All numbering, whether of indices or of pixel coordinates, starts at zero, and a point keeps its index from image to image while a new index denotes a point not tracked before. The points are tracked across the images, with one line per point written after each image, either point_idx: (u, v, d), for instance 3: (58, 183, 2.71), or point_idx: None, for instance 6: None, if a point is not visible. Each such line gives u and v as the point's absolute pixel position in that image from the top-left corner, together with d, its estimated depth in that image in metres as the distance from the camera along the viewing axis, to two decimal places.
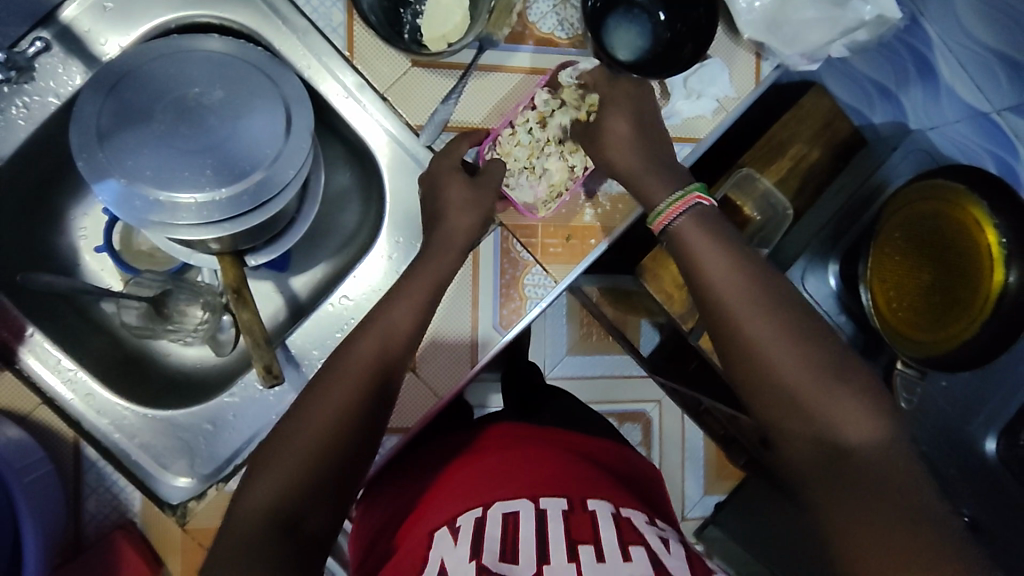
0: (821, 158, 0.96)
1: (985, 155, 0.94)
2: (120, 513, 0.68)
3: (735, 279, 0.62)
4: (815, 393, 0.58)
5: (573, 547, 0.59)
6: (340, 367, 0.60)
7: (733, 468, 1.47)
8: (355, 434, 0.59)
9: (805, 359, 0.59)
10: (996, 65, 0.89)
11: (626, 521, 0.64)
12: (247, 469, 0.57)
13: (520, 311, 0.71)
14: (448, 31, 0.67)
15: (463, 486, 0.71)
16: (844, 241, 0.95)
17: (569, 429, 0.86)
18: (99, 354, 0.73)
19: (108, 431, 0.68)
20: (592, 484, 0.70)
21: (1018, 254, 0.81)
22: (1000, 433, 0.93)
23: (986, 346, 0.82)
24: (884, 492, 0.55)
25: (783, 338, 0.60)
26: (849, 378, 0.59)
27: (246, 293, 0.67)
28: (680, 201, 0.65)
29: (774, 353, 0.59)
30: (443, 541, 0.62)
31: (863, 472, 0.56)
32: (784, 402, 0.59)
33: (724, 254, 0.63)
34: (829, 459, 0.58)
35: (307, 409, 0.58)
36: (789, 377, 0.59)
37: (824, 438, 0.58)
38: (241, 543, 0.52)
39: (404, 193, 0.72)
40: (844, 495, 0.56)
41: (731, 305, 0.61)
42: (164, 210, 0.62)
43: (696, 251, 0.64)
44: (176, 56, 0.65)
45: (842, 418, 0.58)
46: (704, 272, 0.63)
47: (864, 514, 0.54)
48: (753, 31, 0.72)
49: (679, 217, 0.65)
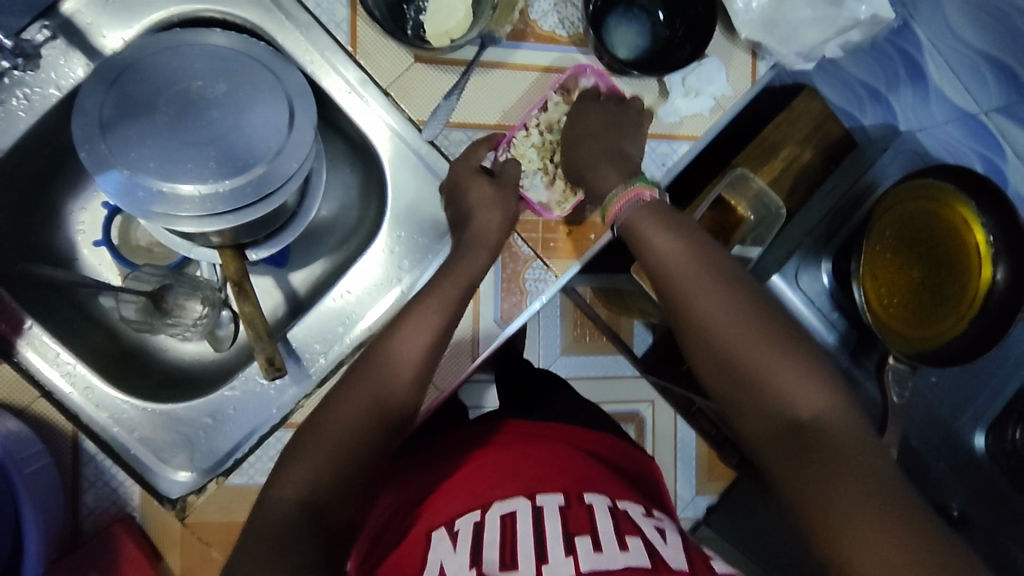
0: (814, 159, 0.98)
1: (974, 156, 0.96)
2: (119, 506, 0.66)
3: (690, 267, 0.66)
4: (763, 366, 0.62)
5: (570, 540, 0.59)
6: (361, 364, 0.62)
7: (723, 468, 1.48)
8: (377, 431, 0.59)
9: (758, 340, 0.63)
10: (985, 67, 0.92)
11: (622, 513, 0.65)
12: (279, 462, 0.58)
13: (521, 305, 0.72)
14: (451, 27, 0.69)
15: (463, 487, 0.70)
16: (836, 239, 0.90)
17: (567, 424, 0.87)
18: (97, 348, 0.73)
19: (108, 425, 0.68)
20: (594, 481, 0.71)
21: (1004, 252, 0.86)
22: (988, 429, 0.96)
23: (974, 341, 0.84)
24: (839, 454, 0.56)
25: (731, 319, 0.63)
26: (796, 354, 0.63)
27: (248, 287, 0.68)
28: (624, 194, 0.68)
29: (720, 333, 0.63)
30: (443, 546, 0.61)
31: (813, 437, 0.59)
32: (734, 378, 0.63)
33: (678, 244, 0.67)
34: (784, 429, 0.60)
35: (334, 407, 0.59)
36: (737, 354, 0.62)
37: (778, 410, 0.61)
38: (269, 529, 0.52)
39: (407, 188, 0.73)
40: (806, 464, 0.57)
41: (683, 290, 0.65)
42: (168, 201, 0.62)
43: (648, 240, 0.67)
44: (179, 49, 0.65)
45: (791, 388, 0.61)
46: (657, 261, 0.66)
47: (826, 478, 0.55)
48: (750, 30, 0.73)
49: (626, 209, 0.68)
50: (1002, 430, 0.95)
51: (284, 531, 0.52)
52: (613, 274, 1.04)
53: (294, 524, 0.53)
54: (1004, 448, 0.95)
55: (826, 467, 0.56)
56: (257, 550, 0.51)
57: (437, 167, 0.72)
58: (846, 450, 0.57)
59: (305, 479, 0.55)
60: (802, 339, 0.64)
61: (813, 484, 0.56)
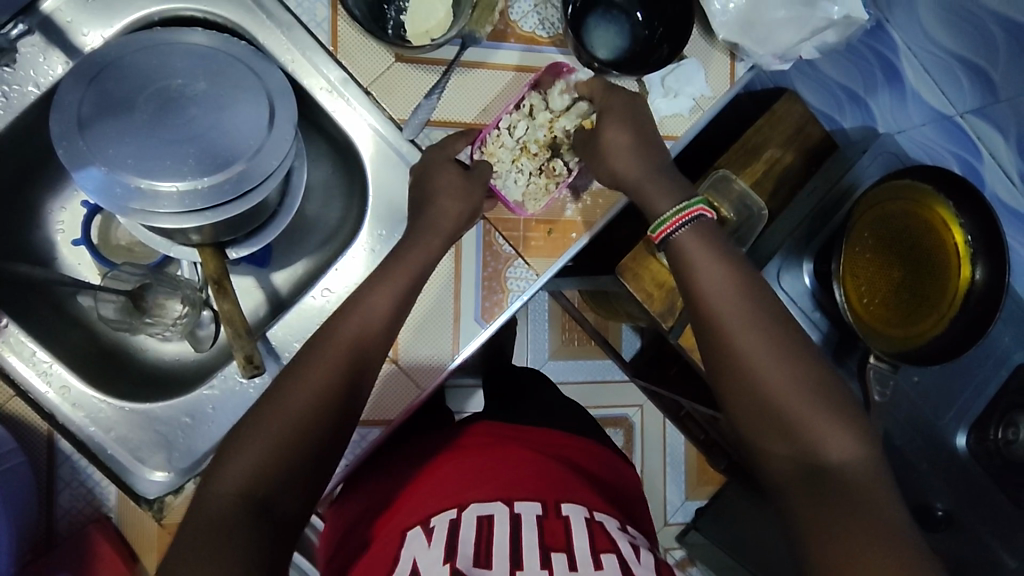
0: (795, 162, 0.97)
1: (950, 157, 0.97)
2: (95, 508, 0.68)
3: (727, 294, 0.65)
4: (799, 407, 0.61)
5: (545, 554, 0.59)
6: (324, 354, 0.61)
7: (712, 473, 1.48)
8: (327, 422, 0.59)
9: (793, 374, 0.62)
10: (958, 70, 0.92)
11: (597, 525, 0.64)
12: (218, 453, 0.57)
13: (502, 303, 0.72)
14: (431, 27, 0.69)
15: (438, 491, 0.70)
16: (817, 240, 0.93)
17: (543, 428, 0.87)
18: (76, 346, 0.73)
19: (84, 425, 0.67)
20: (570, 488, 0.71)
21: (983, 252, 0.88)
22: (970, 429, 0.97)
23: (954, 340, 0.87)
24: (860, 502, 0.56)
25: (773, 351, 0.62)
26: (825, 397, 0.61)
27: (228, 285, 0.68)
28: (681, 214, 0.67)
29: (761, 365, 0.62)
30: (416, 541, 0.61)
31: (838, 484, 0.58)
32: (767, 412, 0.61)
33: (718, 268, 0.66)
34: (808, 470, 0.59)
35: (279, 396, 0.58)
36: (774, 388, 0.61)
37: (804, 451, 0.60)
38: (215, 524, 0.51)
39: (388, 185, 0.72)
40: (825, 502, 0.57)
41: (725, 321, 0.64)
42: (145, 197, 0.62)
43: (697, 266, 0.66)
44: (160, 48, 0.66)
45: (821, 431, 0.60)
46: (701, 288, 0.65)
47: (840, 514, 0.56)
48: (728, 32, 0.74)
49: (682, 228, 0.67)
50: (984, 428, 0.96)
51: (226, 525, 0.51)
52: (598, 276, 1.04)
53: (234, 517, 0.52)
54: (986, 447, 0.95)
55: (845, 512, 0.56)
56: (198, 538, 0.50)
57: (411, 158, 0.72)
58: (867, 498, 0.57)
59: (248, 465, 0.54)
60: (838, 384, 0.63)
61: (829, 525, 0.55)
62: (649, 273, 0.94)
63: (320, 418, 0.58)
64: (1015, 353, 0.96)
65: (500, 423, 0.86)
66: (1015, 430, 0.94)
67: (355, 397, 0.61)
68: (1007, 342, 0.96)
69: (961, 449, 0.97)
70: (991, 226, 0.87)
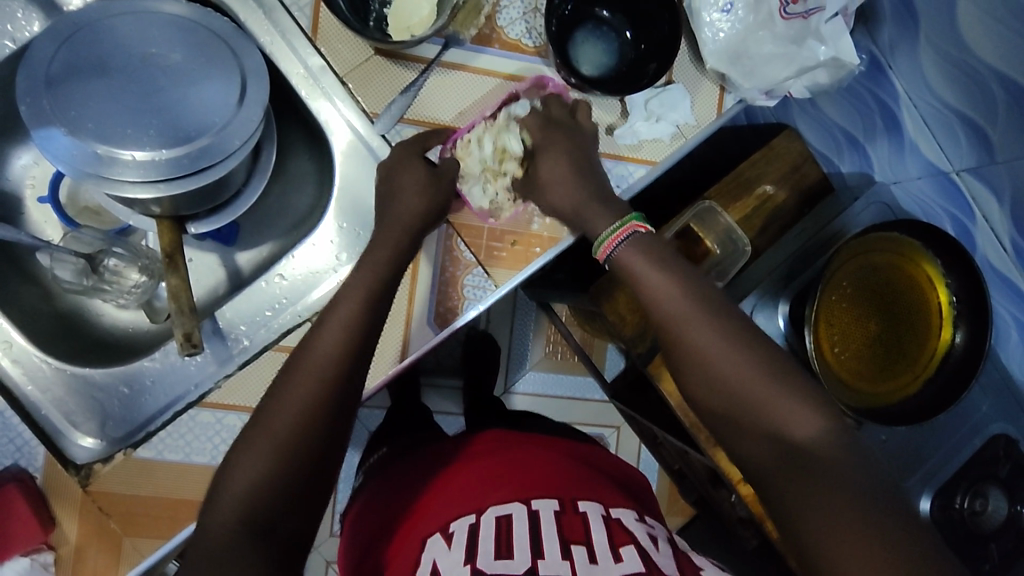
0: (787, 200, 0.96)
1: (947, 217, 0.94)
2: (23, 465, 0.65)
3: (681, 307, 0.62)
4: (767, 405, 0.59)
5: (567, 546, 0.58)
6: (304, 361, 0.59)
7: (682, 505, 1.43)
8: (328, 413, 0.58)
9: (760, 377, 0.59)
10: (958, 127, 0.89)
11: (617, 523, 0.63)
12: (224, 461, 0.57)
13: (457, 310, 0.71)
14: (414, 23, 0.68)
15: (454, 497, 0.68)
16: (797, 282, 0.92)
17: (551, 437, 0.84)
18: (27, 303, 0.73)
19: (22, 383, 0.68)
20: (583, 486, 0.69)
21: (966, 314, 0.84)
22: (936, 495, 0.91)
23: (931, 400, 0.83)
24: (837, 487, 0.54)
25: (738, 359, 0.60)
26: (790, 398, 0.59)
27: (179, 260, 0.67)
28: (622, 228, 0.65)
29: (728, 370, 0.60)
30: (438, 545, 0.61)
31: (829, 476, 0.55)
32: (737, 419, 0.60)
33: (672, 280, 0.63)
34: (787, 467, 0.57)
35: (267, 417, 0.57)
36: (745, 394, 0.59)
37: (783, 451, 0.58)
38: (217, 553, 0.52)
39: (356, 178, 0.72)
40: (812, 497, 0.54)
41: (679, 331, 0.62)
42: (102, 163, 0.61)
43: (648, 279, 0.63)
44: (137, 15, 0.65)
45: (793, 427, 0.58)
46: (657, 302, 0.63)
47: (833, 506, 0.53)
48: (716, 61, 0.72)
49: (621, 245, 0.64)
50: (949, 497, 0.92)
51: (227, 548, 0.52)
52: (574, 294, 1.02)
53: (234, 539, 0.53)
54: (950, 516, 0.91)
55: (840, 505, 0.53)
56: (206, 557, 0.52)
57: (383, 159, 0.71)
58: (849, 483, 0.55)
59: (244, 487, 0.54)
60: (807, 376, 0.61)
61: (825, 530, 0.53)
62: (624, 296, 0.92)
63: (308, 428, 0.57)
64: (990, 424, 0.93)
65: (508, 431, 0.84)
66: (983, 501, 0.92)
67: (348, 392, 0.60)
68: (984, 411, 0.93)
69: (923, 514, 0.91)
70: (977, 287, 0.83)
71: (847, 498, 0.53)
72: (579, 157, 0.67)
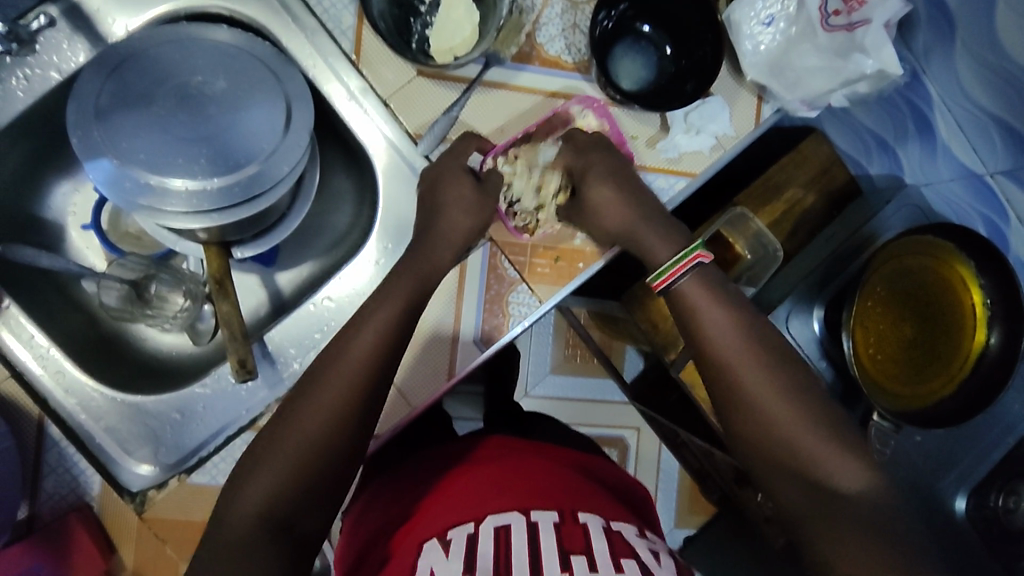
0: (816, 203, 0.99)
1: (979, 218, 0.94)
2: (77, 497, 0.66)
3: (733, 341, 0.66)
4: (800, 436, 0.62)
5: (566, 557, 0.58)
6: (327, 379, 0.59)
7: (705, 503, 1.41)
8: (348, 434, 0.59)
9: (795, 406, 0.63)
10: (993, 130, 0.89)
11: (616, 534, 0.63)
12: (237, 465, 0.58)
13: (502, 328, 0.71)
14: (456, 44, 0.68)
15: (451, 501, 0.68)
16: (831, 286, 0.91)
17: (551, 445, 0.85)
18: (75, 331, 0.73)
19: (75, 412, 0.67)
20: (587, 499, 0.69)
21: (1000, 316, 0.82)
22: (971, 493, 0.92)
23: (965, 404, 0.81)
24: (864, 518, 0.58)
25: (775, 387, 0.63)
26: (827, 431, 0.62)
27: (229, 285, 0.67)
28: (682, 262, 0.68)
29: (764, 398, 0.63)
30: (434, 552, 0.60)
31: (855, 513, 0.58)
32: (775, 446, 0.62)
33: (724, 314, 0.67)
34: (816, 494, 0.60)
35: (293, 416, 0.58)
36: (774, 418, 0.62)
37: (812, 480, 0.61)
38: (232, 544, 0.53)
39: (400, 199, 0.72)
40: (848, 533, 0.57)
41: (727, 359, 0.65)
42: (154, 194, 0.61)
43: (699, 308, 0.67)
44: (182, 43, 0.65)
45: (826, 460, 0.61)
46: (705, 331, 0.66)
47: (861, 545, 0.56)
48: (757, 72, 0.73)
49: (683, 276, 0.68)
50: (983, 496, 0.91)
51: (251, 543, 0.53)
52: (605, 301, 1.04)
53: (258, 536, 0.54)
54: (984, 513, 0.91)
55: (869, 542, 0.56)
56: (228, 558, 0.52)
57: (415, 164, 0.72)
58: (881, 524, 0.57)
59: (269, 485, 0.55)
60: (849, 425, 0.64)
61: (853, 551, 0.56)
62: (657, 305, 0.93)
63: (324, 452, 0.57)
64: (1023, 423, 0.92)
65: (515, 440, 0.83)
66: (1016, 498, 0.87)
67: (370, 412, 0.60)
68: (1016, 411, 0.92)
69: (959, 513, 0.93)
70: (1010, 288, 0.81)
71: (872, 533, 0.57)
72: (629, 183, 0.71)
